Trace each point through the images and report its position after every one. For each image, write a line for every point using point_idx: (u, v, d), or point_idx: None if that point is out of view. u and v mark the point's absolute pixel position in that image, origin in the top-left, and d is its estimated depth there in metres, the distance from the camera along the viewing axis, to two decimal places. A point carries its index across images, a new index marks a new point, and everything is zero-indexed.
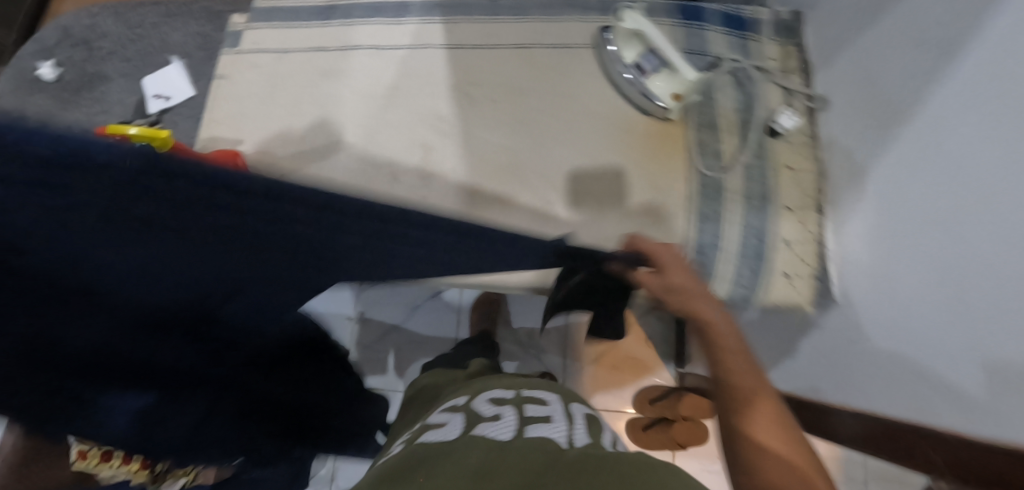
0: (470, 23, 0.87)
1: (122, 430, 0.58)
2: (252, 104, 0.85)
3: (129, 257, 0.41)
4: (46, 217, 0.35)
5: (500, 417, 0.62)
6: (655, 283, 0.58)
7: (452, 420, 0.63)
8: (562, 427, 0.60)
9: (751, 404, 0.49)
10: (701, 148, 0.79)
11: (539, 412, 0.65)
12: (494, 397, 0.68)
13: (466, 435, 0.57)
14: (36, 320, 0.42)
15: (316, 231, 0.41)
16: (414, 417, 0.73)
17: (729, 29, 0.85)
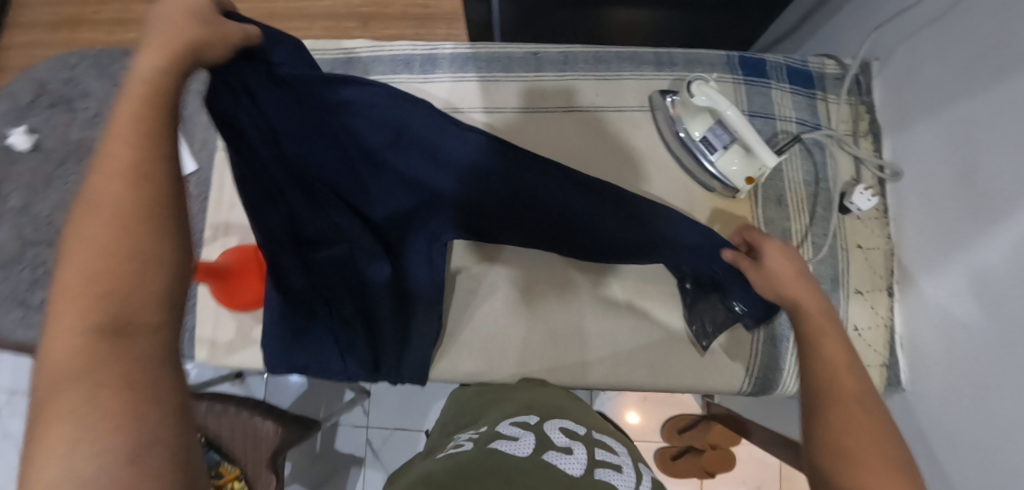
0: (510, 79, 0.78)
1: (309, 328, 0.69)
2: None
3: (370, 178, 0.63)
4: (340, 159, 0.61)
5: (571, 451, 0.50)
6: (750, 269, 0.60)
7: (523, 439, 0.51)
8: (633, 481, 0.48)
9: (842, 399, 0.49)
10: (768, 226, 0.74)
11: (610, 457, 0.52)
12: (564, 427, 0.55)
13: (537, 456, 0.46)
14: (295, 198, 0.60)
15: (475, 159, 0.61)
16: (478, 415, 0.60)
17: (796, 86, 0.78)
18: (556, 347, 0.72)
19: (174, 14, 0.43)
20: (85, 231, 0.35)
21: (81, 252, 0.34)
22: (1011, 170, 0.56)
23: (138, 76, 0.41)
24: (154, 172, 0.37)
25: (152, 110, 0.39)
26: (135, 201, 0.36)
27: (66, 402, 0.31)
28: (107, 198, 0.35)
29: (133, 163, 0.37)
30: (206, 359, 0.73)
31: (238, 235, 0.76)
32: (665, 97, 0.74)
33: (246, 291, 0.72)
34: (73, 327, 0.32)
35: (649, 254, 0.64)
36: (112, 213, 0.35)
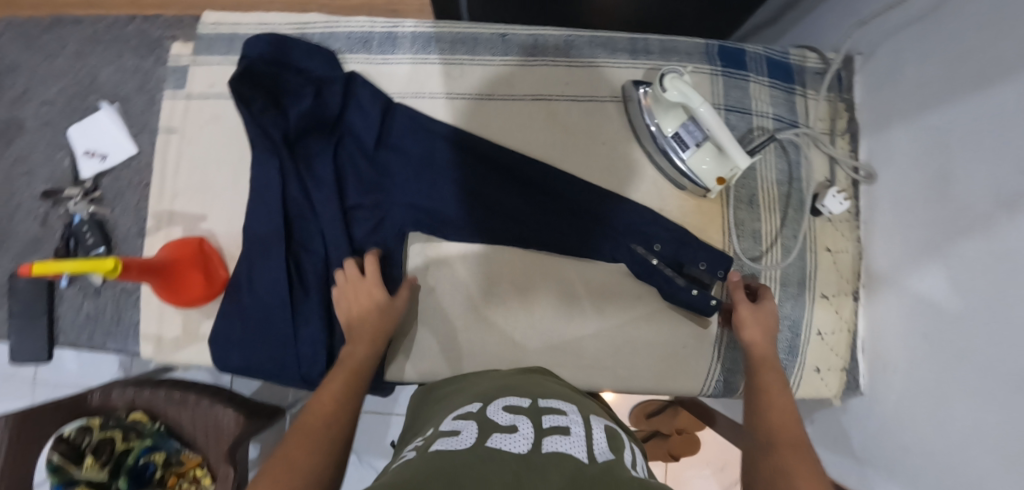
0: (476, 64, 0.73)
1: (263, 298, 0.67)
2: (217, 168, 0.72)
3: (350, 150, 0.70)
4: (323, 124, 0.68)
5: (517, 428, 0.49)
6: (744, 308, 0.65)
7: (465, 430, 0.49)
8: (582, 440, 0.48)
9: (785, 448, 0.52)
10: (738, 228, 0.72)
11: (559, 420, 0.52)
12: (508, 405, 0.54)
13: (481, 446, 0.45)
14: (278, 147, 0.67)
15: (449, 132, 0.70)
16: (425, 417, 0.59)
17: (775, 80, 0.75)
18: (517, 350, 0.70)
19: (366, 306, 0.64)
20: (286, 454, 0.50)
21: (276, 467, 0.48)
22: (957, 137, 0.58)
23: (347, 361, 0.61)
24: (343, 429, 0.54)
25: (351, 392, 0.58)
26: (327, 448, 0.52)
27: None
28: (309, 434, 0.52)
29: (329, 418, 0.54)
30: (152, 354, 0.70)
31: (183, 226, 0.72)
32: (638, 88, 0.70)
33: (195, 282, 0.67)
34: None
35: (601, 231, 0.69)
36: (309, 444, 0.51)
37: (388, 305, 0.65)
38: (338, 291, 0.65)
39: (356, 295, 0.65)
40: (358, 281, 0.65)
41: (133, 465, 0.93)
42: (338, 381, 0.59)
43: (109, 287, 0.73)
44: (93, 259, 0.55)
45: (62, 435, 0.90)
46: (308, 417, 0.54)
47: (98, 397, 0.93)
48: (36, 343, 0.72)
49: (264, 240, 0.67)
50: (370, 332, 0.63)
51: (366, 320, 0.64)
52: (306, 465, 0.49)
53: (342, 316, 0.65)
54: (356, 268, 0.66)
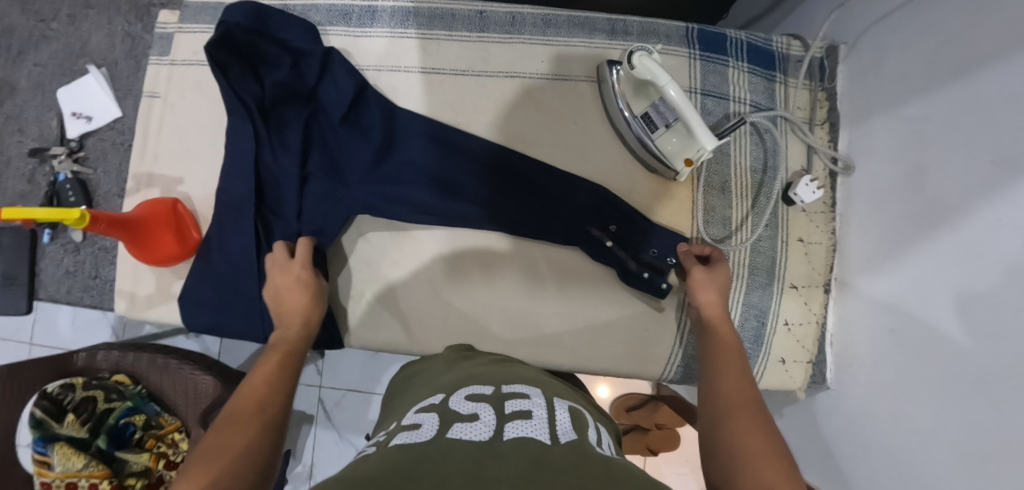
0: (452, 41, 0.73)
1: (232, 260, 0.69)
2: (194, 133, 0.74)
3: (321, 120, 0.70)
4: (297, 91, 0.69)
5: (477, 417, 0.44)
6: (700, 275, 0.63)
7: (425, 423, 0.45)
8: (544, 423, 0.44)
9: (747, 444, 0.47)
10: (708, 214, 0.71)
11: (521, 404, 0.47)
12: (471, 393, 0.50)
13: (441, 438, 0.41)
14: (250, 112, 0.67)
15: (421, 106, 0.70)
16: (393, 413, 0.55)
17: (755, 66, 0.74)
18: (479, 326, 0.70)
19: (294, 289, 0.64)
20: (213, 444, 0.48)
21: (198, 455, 0.46)
22: (935, 124, 0.55)
23: (276, 343, 0.61)
24: (274, 406, 0.53)
25: (285, 371, 0.58)
26: (257, 431, 0.50)
27: None
28: (243, 415, 0.51)
29: (260, 400, 0.53)
30: (124, 311, 0.72)
31: (160, 188, 0.73)
32: (611, 69, 0.69)
33: (167, 240, 0.68)
34: None
35: (567, 209, 0.69)
36: (245, 423, 0.50)
37: (317, 287, 0.66)
38: (268, 278, 0.65)
39: (284, 278, 0.64)
40: (283, 261, 0.65)
41: (114, 425, 0.95)
42: (270, 362, 0.58)
43: (88, 244, 0.75)
44: (64, 208, 0.57)
45: (46, 390, 0.91)
46: (239, 400, 0.53)
47: (83, 358, 0.95)
48: (16, 295, 0.74)
49: (234, 204, 0.68)
50: (302, 315, 0.63)
51: (294, 302, 0.63)
52: (244, 443, 0.48)
53: (270, 300, 0.64)
54: (285, 251, 0.66)
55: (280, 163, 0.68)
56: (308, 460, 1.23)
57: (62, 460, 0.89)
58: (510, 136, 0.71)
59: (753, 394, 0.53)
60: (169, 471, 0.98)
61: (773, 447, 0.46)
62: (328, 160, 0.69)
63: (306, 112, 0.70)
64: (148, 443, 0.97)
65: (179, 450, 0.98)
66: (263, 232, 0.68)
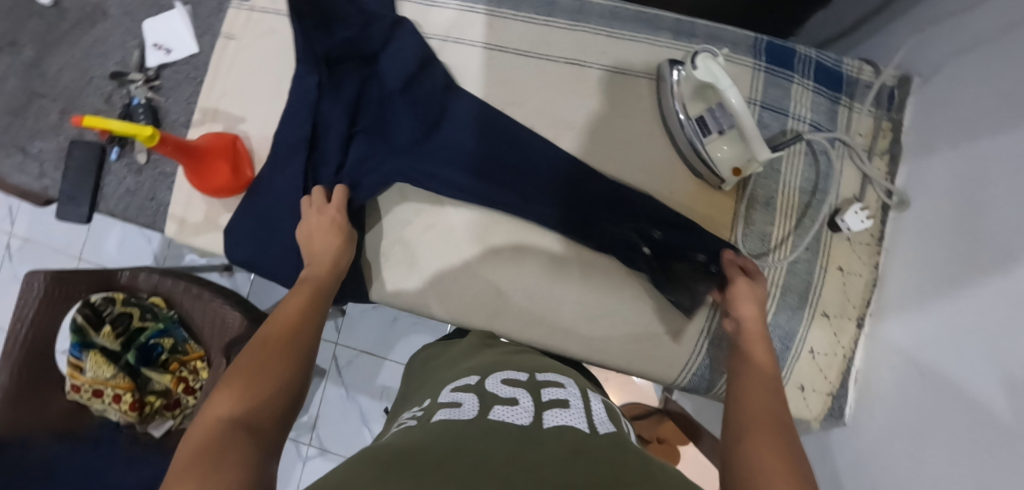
0: (519, 21, 0.74)
1: (278, 201, 0.72)
2: (261, 77, 0.77)
3: (379, 80, 0.72)
4: (361, 48, 0.71)
5: (517, 401, 0.50)
6: (744, 288, 0.63)
7: (465, 402, 0.50)
8: (582, 412, 0.49)
9: (754, 448, 0.46)
10: (748, 227, 0.69)
11: (558, 394, 0.53)
12: (507, 378, 0.55)
13: (481, 419, 0.46)
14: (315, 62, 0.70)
15: None
16: (423, 389, 0.59)
17: (821, 86, 0.72)
18: (502, 301, 0.71)
19: (325, 232, 0.67)
20: (251, 368, 0.53)
21: (236, 378, 0.52)
22: (999, 164, 0.53)
23: (305, 280, 0.65)
24: (306, 339, 0.59)
25: (311, 306, 0.62)
26: (288, 360, 0.56)
27: (205, 465, 0.41)
28: (273, 345, 0.56)
29: (291, 332, 0.58)
30: (174, 234, 0.76)
31: (223, 125, 0.77)
32: (672, 69, 0.69)
33: (221, 171, 0.71)
34: (221, 416, 0.47)
35: (605, 201, 0.69)
36: (272, 353, 0.55)
37: (348, 231, 0.68)
38: (302, 222, 0.68)
39: (319, 220, 0.67)
40: (320, 205, 0.68)
41: (143, 343, 0.99)
42: (302, 296, 0.62)
43: (150, 167, 0.79)
44: (136, 123, 0.60)
45: (89, 300, 0.96)
46: (270, 329, 0.58)
47: (126, 275, 0.99)
48: (78, 206, 0.79)
49: (289, 147, 0.71)
50: (332, 257, 0.66)
51: (326, 244, 0.66)
52: (272, 372, 0.54)
53: (303, 239, 0.67)
54: (323, 196, 0.69)
55: (334, 114, 0.70)
56: (315, 410, 1.27)
57: (93, 367, 0.94)
58: (560, 122, 0.72)
59: (774, 403, 0.52)
60: (186, 396, 1.02)
61: (790, 465, 0.43)
62: (381, 119, 0.71)
63: (367, 70, 0.72)
64: (172, 366, 1.01)
65: (200, 378, 1.02)
66: (309, 178, 0.71)
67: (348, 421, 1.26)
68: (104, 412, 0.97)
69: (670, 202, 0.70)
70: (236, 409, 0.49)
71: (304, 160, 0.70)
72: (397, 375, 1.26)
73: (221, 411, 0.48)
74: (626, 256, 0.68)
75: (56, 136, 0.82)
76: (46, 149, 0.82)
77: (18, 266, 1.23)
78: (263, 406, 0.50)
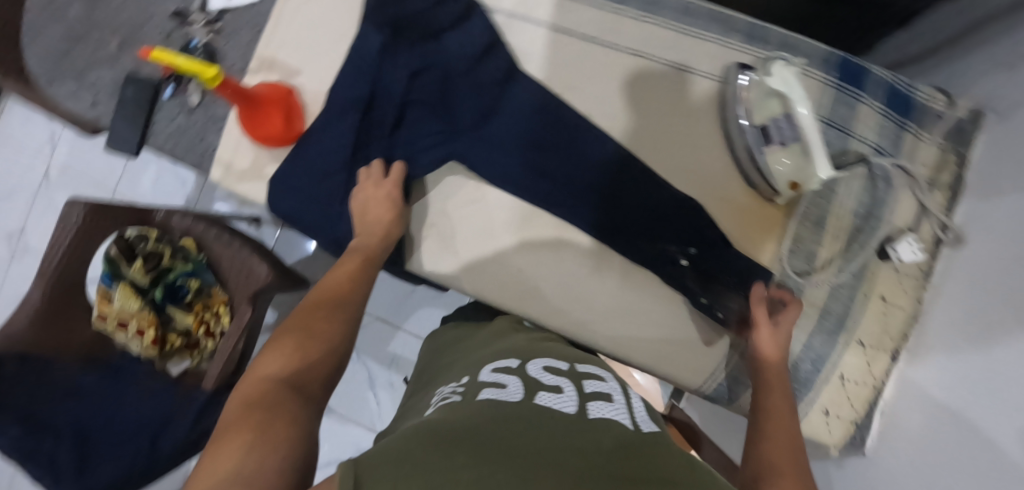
0: (589, 5, 0.72)
1: (327, 158, 0.72)
2: (322, 32, 0.77)
3: (439, 47, 0.70)
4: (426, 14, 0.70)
5: (561, 390, 0.56)
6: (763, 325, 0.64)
7: (510, 385, 0.56)
8: (623, 409, 0.56)
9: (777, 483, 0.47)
10: (795, 245, 0.68)
11: (598, 387, 0.60)
12: (549, 365, 0.62)
13: (528, 402, 0.53)
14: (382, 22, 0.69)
15: None
16: (465, 366, 0.65)
17: (890, 109, 0.70)
18: (535, 285, 0.71)
19: (381, 205, 0.69)
20: (302, 330, 0.59)
21: (286, 338, 0.58)
22: None
23: (356, 248, 0.68)
24: (350, 307, 0.63)
25: (360, 276, 0.66)
26: (333, 324, 0.61)
27: (258, 418, 0.48)
28: (324, 310, 0.62)
29: (341, 299, 0.64)
30: (218, 179, 0.77)
31: (279, 75, 0.77)
32: (740, 73, 0.67)
33: (275, 122, 0.71)
34: (273, 374, 0.54)
35: (652, 201, 0.69)
36: (318, 318, 0.60)
37: (400, 206, 0.69)
38: (356, 192, 0.70)
39: (374, 193, 0.69)
40: (376, 179, 0.70)
41: (171, 282, 1.01)
42: (352, 263, 0.67)
43: (202, 109, 0.79)
44: (202, 63, 0.60)
45: (124, 233, 0.97)
46: (323, 295, 0.64)
47: (162, 214, 1.02)
48: (128, 140, 0.80)
49: (343, 106, 0.71)
50: (383, 229, 0.68)
51: (379, 215, 0.68)
52: (321, 334, 0.59)
53: (356, 209, 0.69)
54: (380, 169, 0.71)
55: (392, 78, 0.70)
56: None
57: (122, 298, 0.95)
58: (618, 113, 0.71)
59: (793, 429, 0.55)
60: (206, 338, 1.04)
61: None
62: (437, 89, 0.70)
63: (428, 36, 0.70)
64: (195, 308, 1.03)
65: (221, 324, 1.04)
66: (359, 138, 0.71)
67: (356, 384, 1.28)
68: (126, 344, 0.98)
69: (717, 209, 0.69)
70: (285, 368, 0.55)
71: (357, 121, 0.70)
72: (408, 347, 1.28)
73: (272, 368, 0.54)
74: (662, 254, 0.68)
75: (112, 67, 0.82)
76: (101, 79, 0.82)
77: (52, 194, 1.24)
78: (309, 366, 0.56)
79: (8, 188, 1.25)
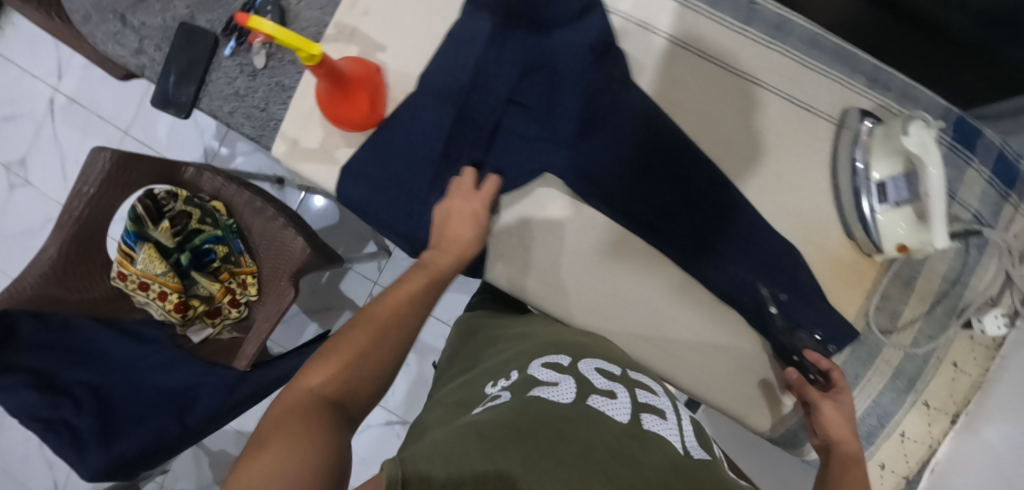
0: (712, 21, 0.67)
1: (413, 151, 0.66)
2: (413, 6, 0.69)
3: (548, 45, 0.65)
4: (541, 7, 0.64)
5: (615, 396, 0.56)
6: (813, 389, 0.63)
7: (563, 383, 0.56)
8: (675, 429, 0.54)
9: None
10: (881, 302, 0.68)
11: (652, 400, 0.58)
12: (602, 367, 0.60)
13: (580, 404, 0.53)
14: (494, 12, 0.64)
15: None
16: (512, 359, 0.63)
17: (996, 176, 0.68)
18: (621, 309, 0.69)
19: (464, 222, 0.62)
20: (350, 337, 0.52)
21: (331, 347, 0.51)
22: None
23: (425, 263, 0.60)
24: (407, 327, 0.55)
25: (425, 298, 0.58)
26: (385, 336, 0.53)
27: (293, 427, 0.43)
28: (381, 323, 0.54)
29: (401, 314, 0.55)
30: (281, 154, 0.70)
31: (360, 48, 0.69)
32: (863, 119, 0.65)
33: (362, 105, 0.63)
34: (315, 388, 0.48)
35: (747, 240, 0.67)
36: (370, 333, 0.53)
37: (483, 225, 0.63)
38: (442, 203, 0.63)
39: (461, 206, 0.62)
40: (467, 192, 0.63)
41: (197, 246, 0.95)
42: (423, 281, 0.58)
43: (266, 74, 0.72)
44: (304, 37, 0.53)
45: (153, 191, 0.89)
46: (381, 308, 0.55)
47: (191, 172, 0.95)
48: (180, 97, 0.72)
49: (440, 97, 0.65)
50: (460, 248, 0.61)
51: (458, 233, 0.61)
52: (369, 349, 0.52)
53: (437, 219, 0.63)
54: (471, 180, 0.64)
55: (496, 75, 0.64)
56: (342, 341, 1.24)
57: (145, 260, 0.89)
58: (724, 143, 0.67)
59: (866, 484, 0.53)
60: (230, 308, 0.99)
61: None
62: (541, 91, 0.65)
63: (540, 33, 0.65)
64: (223, 275, 0.97)
65: (247, 293, 0.98)
66: (454, 135, 0.65)
67: None
68: (145, 306, 0.93)
69: (813, 256, 0.68)
70: (327, 382, 0.49)
71: (453, 116, 0.64)
72: (427, 328, 1.25)
73: (314, 382, 0.48)
74: (752, 295, 0.66)
75: (164, 10, 0.73)
76: (150, 23, 0.73)
77: (58, 125, 1.16)
78: (354, 380, 0.50)
79: (12, 111, 1.18)
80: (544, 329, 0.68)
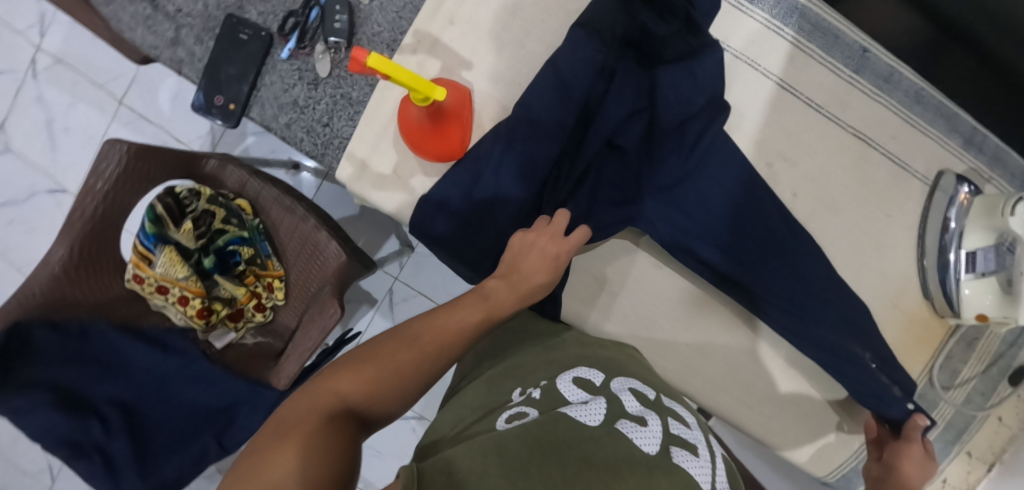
0: (822, 67, 0.65)
1: (500, 189, 0.59)
2: (506, 21, 0.62)
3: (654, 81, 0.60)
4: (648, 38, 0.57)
5: (646, 422, 0.47)
6: (907, 439, 0.60)
7: (592, 402, 0.48)
8: (707, 469, 0.45)
9: None
10: (945, 360, 0.69)
11: (684, 432, 0.49)
12: (636, 389, 0.52)
13: (605, 429, 0.44)
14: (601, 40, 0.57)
15: None
16: (541, 365, 0.55)
17: None
18: (700, 360, 0.67)
19: (540, 263, 0.54)
20: (383, 347, 0.47)
21: (362, 350, 0.47)
22: None
23: (487, 296, 0.52)
24: (448, 359, 0.49)
25: (473, 335, 0.50)
26: (421, 355, 0.47)
27: (311, 430, 0.39)
28: (424, 348, 0.48)
29: (446, 348, 0.49)
30: (346, 177, 0.63)
31: (443, 63, 0.62)
32: (959, 184, 0.65)
33: (454, 137, 0.58)
34: (341, 394, 0.43)
35: (838, 299, 0.64)
36: (408, 351, 0.47)
37: (561, 269, 0.55)
38: (518, 236, 0.56)
39: (539, 239, 0.55)
40: (541, 231, 0.55)
41: (221, 248, 0.85)
42: (479, 314, 0.51)
43: (329, 83, 0.64)
44: (433, 83, 0.50)
45: (174, 190, 0.80)
46: (428, 330, 0.49)
47: (214, 165, 0.85)
48: (226, 100, 0.63)
49: (536, 130, 0.58)
50: (526, 288, 0.53)
51: (534, 273, 0.54)
52: (401, 368, 0.46)
53: (512, 248, 0.55)
54: (561, 222, 0.56)
55: (600, 113, 0.60)
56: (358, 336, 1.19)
57: (166, 264, 0.79)
58: (819, 195, 0.65)
59: None
60: (253, 312, 0.91)
61: None
62: (643, 132, 0.61)
63: (647, 69, 0.60)
64: (248, 279, 0.89)
65: (273, 297, 0.91)
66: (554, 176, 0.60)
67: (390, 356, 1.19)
68: (162, 309, 0.83)
69: (890, 317, 0.67)
70: (350, 391, 0.44)
71: (550, 154, 0.59)
72: None
73: (340, 387, 0.44)
74: (845, 358, 0.62)
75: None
76: (189, 10, 0.64)
77: (45, 87, 1.04)
78: (378, 398, 0.45)
79: None
80: (580, 341, 0.61)
